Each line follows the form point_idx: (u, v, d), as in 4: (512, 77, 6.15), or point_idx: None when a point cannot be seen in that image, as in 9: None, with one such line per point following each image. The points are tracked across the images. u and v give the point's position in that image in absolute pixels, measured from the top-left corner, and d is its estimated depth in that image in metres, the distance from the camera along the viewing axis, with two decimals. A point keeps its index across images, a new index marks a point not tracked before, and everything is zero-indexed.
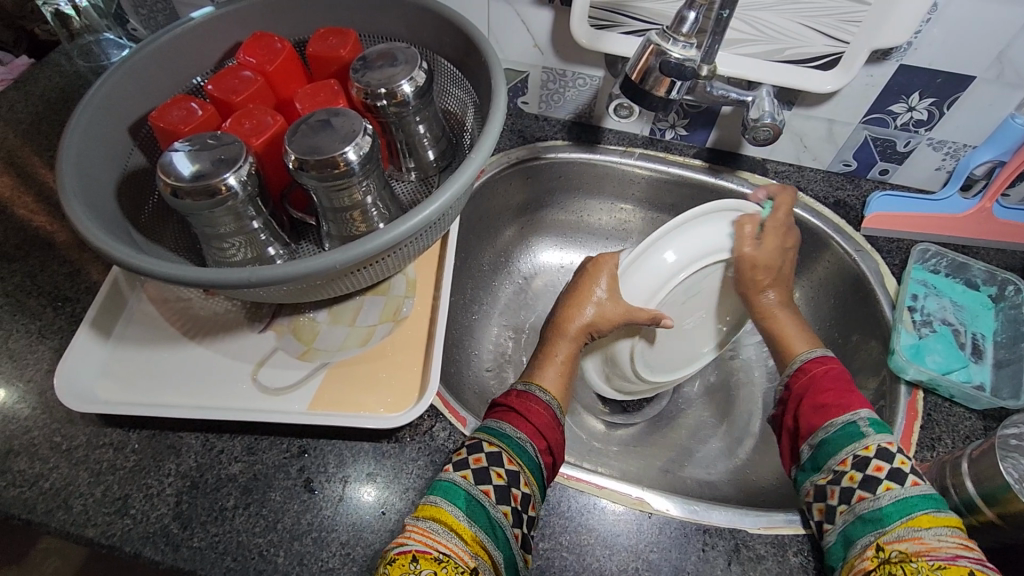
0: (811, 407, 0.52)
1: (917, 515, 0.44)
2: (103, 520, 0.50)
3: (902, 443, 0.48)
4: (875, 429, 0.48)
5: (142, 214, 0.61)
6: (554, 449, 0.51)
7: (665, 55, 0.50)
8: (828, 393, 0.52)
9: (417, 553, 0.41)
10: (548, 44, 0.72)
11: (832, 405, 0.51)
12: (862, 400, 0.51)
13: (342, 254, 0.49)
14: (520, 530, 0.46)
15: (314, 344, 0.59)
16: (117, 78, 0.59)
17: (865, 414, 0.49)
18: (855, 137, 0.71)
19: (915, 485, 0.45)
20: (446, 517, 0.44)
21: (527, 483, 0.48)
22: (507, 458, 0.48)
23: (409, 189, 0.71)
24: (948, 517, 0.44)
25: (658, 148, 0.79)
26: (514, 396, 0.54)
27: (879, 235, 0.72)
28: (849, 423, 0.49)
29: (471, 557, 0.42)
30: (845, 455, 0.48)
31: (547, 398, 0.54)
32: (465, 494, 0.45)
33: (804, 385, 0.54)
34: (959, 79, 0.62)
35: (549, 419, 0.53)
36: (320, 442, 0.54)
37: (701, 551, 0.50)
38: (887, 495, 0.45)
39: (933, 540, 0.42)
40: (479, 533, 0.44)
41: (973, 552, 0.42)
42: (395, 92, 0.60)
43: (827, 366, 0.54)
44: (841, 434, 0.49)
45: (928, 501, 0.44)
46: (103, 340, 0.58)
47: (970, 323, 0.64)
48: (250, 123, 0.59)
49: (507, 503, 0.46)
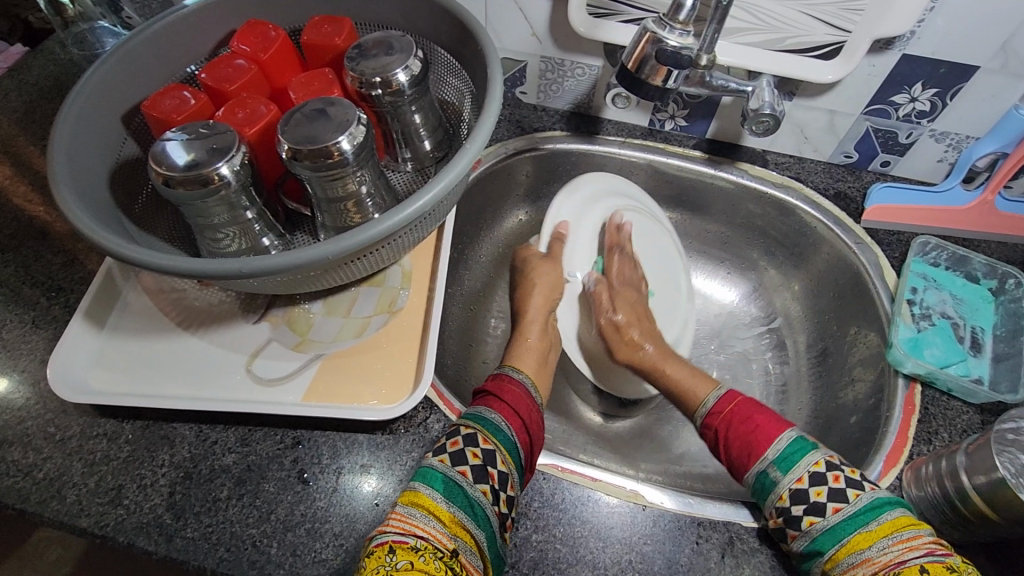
0: (728, 454, 0.52)
1: (850, 539, 0.44)
2: (97, 510, 0.50)
3: (813, 468, 0.47)
4: (785, 469, 0.48)
5: (136, 204, 0.60)
6: (529, 428, 0.52)
7: (662, 42, 0.50)
8: (737, 437, 0.52)
9: (394, 544, 0.41)
10: (546, 33, 0.71)
11: (744, 454, 0.51)
12: (778, 428, 0.51)
13: (333, 245, 0.48)
14: (500, 506, 0.46)
15: (309, 335, 0.59)
16: (109, 66, 0.59)
17: (772, 457, 0.49)
18: (857, 128, 0.70)
19: (857, 498, 0.45)
20: (423, 501, 0.44)
21: (504, 461, 0.48)
22: (483, 438, 0.48)
23: (405, 179, 0.71)
24: (882, 526, 0.43)
25: (656, 139, 0.78)
26: (489, 380, 0.56)
27: (879, 227, 0.71)
28: (762, 472, 0.49)
29: (449, 539, 0.42)
30: (770, 510, 0.48)
31: (520, 376, 0.57)
32: (442, 477, 0.45)
33: (716, 433, 0.54)
34: (962, 69, 0.61)
35: (522, 396, 0.55)
36: (314, 434, 0.54)
37: (695, 544, 0.50)
38: (815, 529, 0.45)
39: (880, 556, 0.42)
40: (457, 514, 0.44)
41: (917, 550, 0.42)
42: (390, 80, 0.59)
43: (729, 402, 0.55)
44: (760, 486, 0.49)
45: (856, 519, 0.44)
46: (97, 330, 0.58)
47: (970, 317, 0.64)
48: (244, 112, 0.59)
49: (485, 482, 0.46)
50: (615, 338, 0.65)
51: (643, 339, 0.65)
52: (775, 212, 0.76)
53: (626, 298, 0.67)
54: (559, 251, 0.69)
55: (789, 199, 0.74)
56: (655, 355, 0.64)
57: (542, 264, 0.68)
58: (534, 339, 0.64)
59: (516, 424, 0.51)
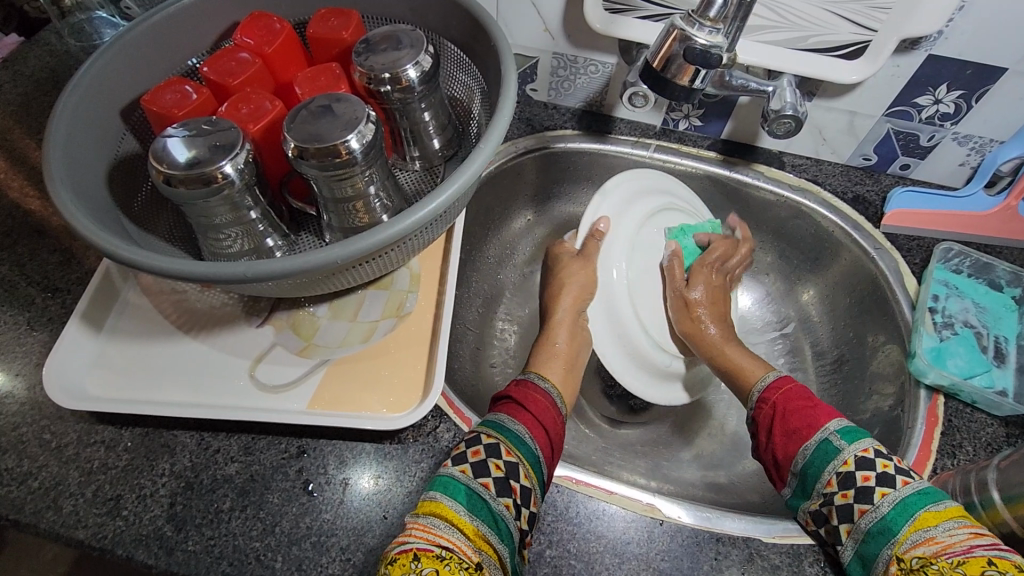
0: (783, 432, 0.51)
1: (919, 514, 0.42)
2: (94, 521, 0.48)
3: (877, 448, 0.47)
4: (850, 440, 0.47)
5: (135, 202, 0.58)
6: (552, 440, 0.51)
7: (690, 40, 0.47)
8: (796, 412, 0.51)
9: (419, 552, 0.39)
10: (559, 29, 0.69)
11: (803, 427, 0.50)
12: (830, 411, 0.50)
13: (342, 248, 0.46)
14: (521, 522, 0.45)
15: (314, 340, 0.57)
16: (107, 58, 0.57)
17: (834, 427, 0.48)
18: (877, 130, 0.69)
19: (907, 484, 0.44)
20: (446, 512, 0.42)
21: (526, 475, 0.46)
22: (506, 449, 0.47)
23: (413, 179, 0.69)
24: (948, 508, 0.42)
25: (670, 139, 0.76)
26: (513, 388, 0.55)
27: (899, 232, 0.69)
28: (822, 441, 0.48)
29: (474, 552, 0.40)
30: (828, 475, 0.47)
31: (545, 386, 0.55)
32: (465, 489, 0.43)
33: (772, 408, 0.53)
34: (990, 71, 0.59)
35: (546, 407, 0.53)
36: (320, 443, 0.52)
37: (714, 560, 0.48)
38: (885, 502, 0.44)
39: (945, 537, 0.40)
40: (480, 527, 0.42)
41: (985, 538, 0.40)
42: (400, 76, 0.57)
43: (784, 388, 0.54)
44: (819, 453, 0.48)
45: (924, 496, 0.43)
46: (95, 333, 0.56)
47: (992, 326, 0.62)
48: (247, 108, 0.57)
49: (507, 495, 0.44)
50: (682, 313, 0.66)
51: (710, 320, 0.65)
52: (791, 215, 0.74)
53: (723, 271, 0.69)
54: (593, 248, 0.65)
55: (806, 203, 0.72)
56: (718, 340, 0.63)
57: (572, 262, 0.65)
58: (561, 344, 0.62)
59: (542, 438, 0.49)
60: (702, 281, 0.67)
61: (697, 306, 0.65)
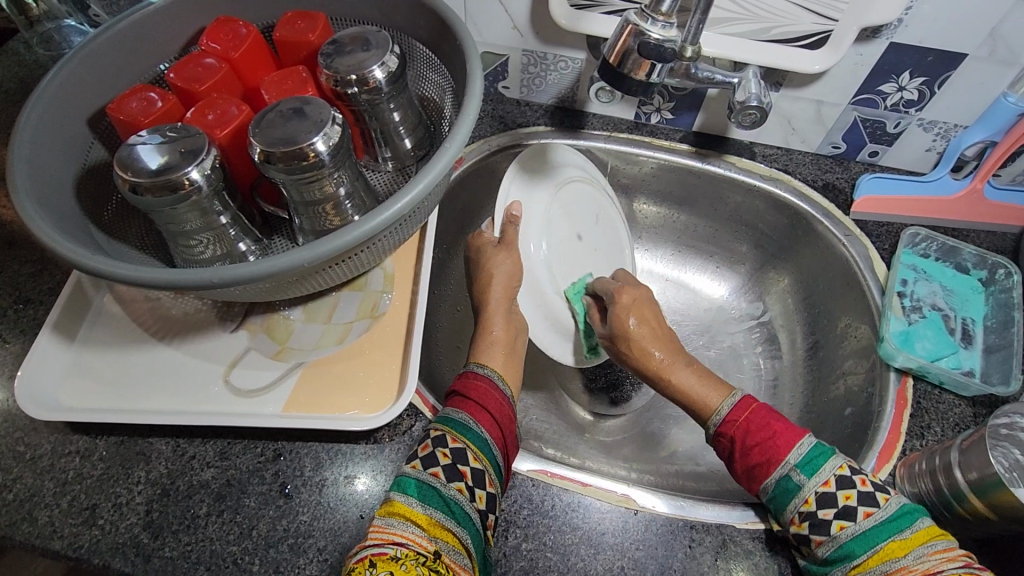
0: (745, 466, 0.50)
1: (885, 545, 0.42)
2: (70, 531, 0.48)
3: (838, 473, 0.46)
4: (810, 474, 0.46)
5: (105, 211, 0.58)
6: (498, 419, 0.51)
7: (644, 35, 0.48)
8: (756, 446, 0.49)
9: (374, 558, 0.39)
10: (528, 26, 0.69)
11: (763, 462, 0.48)
12: (790, 438, 0.48)
13: (309, 251, 0.47)
14: (478, 502, 0.45)
15: (289, 343, 0.57)
16: (72, 67, 0.56)
17: (794, 462, 0.47)
18: (844, 118, 0.69)
19: (869, 515, 0.44)
20: (400, 509, 0.42)
21: (476, 458, 0.47)
22: (451, 438, 0.47)
23: (385, 179, 0.69)
24: (917, 534, 0.43)
25: (642, 132, 0.77)
26: (456, 380, 0.55)
27: (868, 219, 0.70)
28: (783, 477, 0.47)
29: (430, 541, 0.41)
30: (792, 514, 0.46)
31: (486, 371, 0.55)
32: (415, 481, 0.44)
33: (731, 442, 0.51)
34: (950, 57, 0.60)
35: (485, 388, 0.53)
36: (296, 445, 0.53)
37: (688, 548, 0.49)
38: (845, 534, 0.44)
39: (916, 565, 0.41)
40: (434, 516, 0.42)
41: (957, 561, 0.41)
42: (366, 78, 0.57)
43: (743, 414, 0.51)
44: (780, 491, 0.47)
45: (889, 527, 0.43)
46: (68, 344, 0.56)
47: (960, 308, 0.63)
48: (214, 114, 0.57)
49: (459, 480, 0.45)
50: (637, 359, 0.61)
51: (654, 346, 0.60)
52: (763, 204, 0.75)
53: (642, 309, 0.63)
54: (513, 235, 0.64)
55: (777, 192, 0.73)
56: (666, 361, 0.59)
57: (496, 253, 0.63)
58: (499, 331, 0.61)
59: (487, 423, 0.50)
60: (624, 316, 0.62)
61: (627, 337, 0.61)
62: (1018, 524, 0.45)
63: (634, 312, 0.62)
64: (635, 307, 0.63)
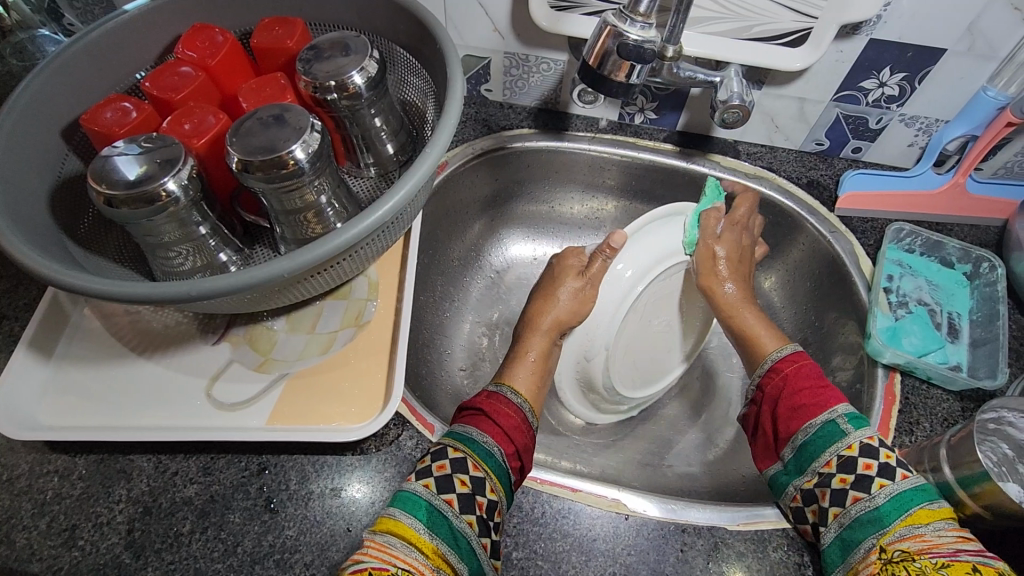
0: (788, 407, 0.52)
1: (914, 511, 0.43)
2: (49, 553, 0.47)
3: (881, 436, 0.48)
4: (856, 425, 0.48)
5: (80, 224, 0.57)
6: (522, 454, 0.50)
7: (623, 36, 0.48)
8: (805, 392, 0.51)
9: (373, 573, 0.38)
10: (508, 28, 0.68)
11: (810, 404, 0.51)
12: (839, 395, 0.51)
13: (289, 261, 0.46)
14: (487, 537, 0.44)
15: (272, 355, 0.56)
16: (43, 78, 0.55)
17: (843, 410, 0.49)
18: (827, 115, 0.69)
19: (905, 477, 0.45)
20: (403, 530, 0.41)
21: (493, 489, 0.46)
22: (473, 464, 0.46)
23: (367, 185, 0.68)
24: (941, 509, 0.43)
25: (627, 133, 0.77)
26: (482, 398, 0.53)
27: (853, 215, 0.70)
28: (828, 422, 0.49)
29: (432, 571, 0.40)
30: (828, 457, 0.47)
31: (518, 401, 0.53)
32: (425, 504, 0.43)
33: (773, 391, 0.54)
34: (930, 52, 0.60)
35: (519, 424, 0.52)
36: (281, 459, 0.52)
37: (680, 551, 0.49)
38: (883, 492, 0.44)
39: (934, 536, 0.42)
40: (439, 546, 0.42)
41: (971, 543, 0.41)
42: (346, 83, 0.56)
43: (800, 361, 0.54)
44: (821, 436, 0.48)
45: (922, 493, 0.44)
46: (45, 360, 0.55)
47: (945, 302, 0.64)
48: (190, 123, 0.56)
49: (471, 512, 0.44)
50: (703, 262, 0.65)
51: (728, 277, 0.64)
52: None
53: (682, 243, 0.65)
54: (598, 268, 0.61)
55: (762, 189, 0.73)
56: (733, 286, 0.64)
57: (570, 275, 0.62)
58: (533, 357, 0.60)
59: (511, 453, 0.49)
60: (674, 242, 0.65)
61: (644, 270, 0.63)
62: (1007, 518, 0.45)
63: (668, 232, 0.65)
64: (735, 244, 0.66)
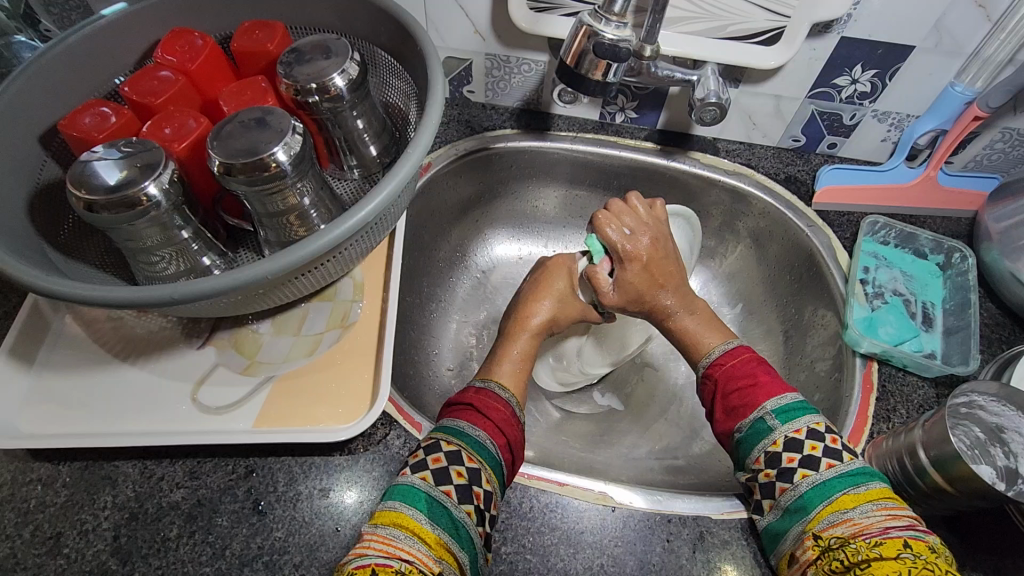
0: (724, 408, 0.52)
1: (838, 497, 0.43)
2: (34, 562, 0.47)
3: (812, 426, 0.47)
4: (783, 420, 0.48)
5: (61, 230, 0.56)
6: (513, 445, 0.50)
7: (599, 35, 0.49)
8: (738, 390, 0.51)
9: (377, 567, 0.38)
10: (489, 30, 0.69)
11: (742, 406, 0.50)
12: (770, 389, 0.50)
13: (271, 263, 0.46)
14: (483, 526, 0.45)
15: (258, 357, 0.56)
16: (20, 84, 0.54)
17: (771, 407, 0.48)
18: (803, 112, 0.71)
19: (830, 466, 0.45)
20: (407, 522, 0.42)
21: (488, 480, 0.46)
22: (467, 456, 0.46)
23: (351, 187, 0.68)
24: (869, 491, 0.43)
25: (608, 132, 0.78)
26: (471, 394, 0.53)
27: (830, 209, 0.72)
28: (757, 420, 0.49)
29: (436, 562, 0.40)
30: (757, 454, 0.48)
31: (506, 396, 0.53)
32: (425, 496, 0.44)
33: (715, 385, 0.53)
34: (899, 50, 0.62)
35: (508, 416, 0.52)
36: (268, 461, 0.52)
37: (666, 541, 0.49)
38: (805, 482, 0.45)
39: (863, 519, 0.42)
40: (441, 535, 0.42)
41: (901, 520, 0.41)
42: (327, 86, 0.57)
43: (733, 359, 0.54)
44: (752, 433, 0.49)
45: (846, 479, 0.44)
46: (26, 368, 0.54)
47: (920, 293, 0.66)
48: (171, 127, 0.55)
49: (469, 501, 0.44)
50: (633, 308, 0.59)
51: None
52: (729, 199, 0.76)
53: (638, 229, 0.59)
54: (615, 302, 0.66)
55: (741, 185, 0.74)
56: (673, 307, 0.58)
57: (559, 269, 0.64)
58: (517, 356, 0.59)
59: (504, 443, 0.49)
60: (636, 229, 0.59)
61: (630, 256, 0.57)
62: (979, 499, 0.46)
63: (639, 217, 0.60)
64: (653, 229, 0.60)
